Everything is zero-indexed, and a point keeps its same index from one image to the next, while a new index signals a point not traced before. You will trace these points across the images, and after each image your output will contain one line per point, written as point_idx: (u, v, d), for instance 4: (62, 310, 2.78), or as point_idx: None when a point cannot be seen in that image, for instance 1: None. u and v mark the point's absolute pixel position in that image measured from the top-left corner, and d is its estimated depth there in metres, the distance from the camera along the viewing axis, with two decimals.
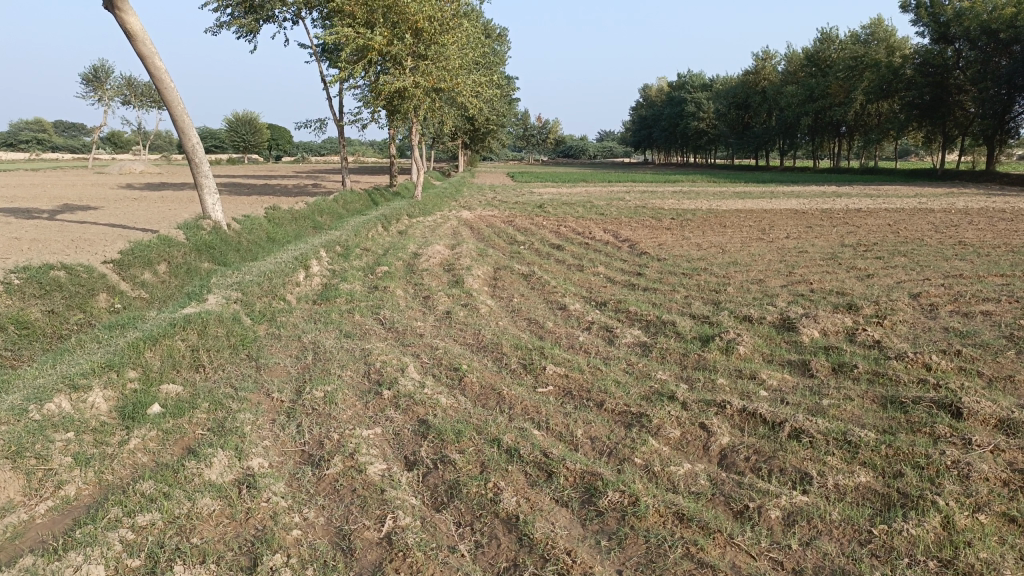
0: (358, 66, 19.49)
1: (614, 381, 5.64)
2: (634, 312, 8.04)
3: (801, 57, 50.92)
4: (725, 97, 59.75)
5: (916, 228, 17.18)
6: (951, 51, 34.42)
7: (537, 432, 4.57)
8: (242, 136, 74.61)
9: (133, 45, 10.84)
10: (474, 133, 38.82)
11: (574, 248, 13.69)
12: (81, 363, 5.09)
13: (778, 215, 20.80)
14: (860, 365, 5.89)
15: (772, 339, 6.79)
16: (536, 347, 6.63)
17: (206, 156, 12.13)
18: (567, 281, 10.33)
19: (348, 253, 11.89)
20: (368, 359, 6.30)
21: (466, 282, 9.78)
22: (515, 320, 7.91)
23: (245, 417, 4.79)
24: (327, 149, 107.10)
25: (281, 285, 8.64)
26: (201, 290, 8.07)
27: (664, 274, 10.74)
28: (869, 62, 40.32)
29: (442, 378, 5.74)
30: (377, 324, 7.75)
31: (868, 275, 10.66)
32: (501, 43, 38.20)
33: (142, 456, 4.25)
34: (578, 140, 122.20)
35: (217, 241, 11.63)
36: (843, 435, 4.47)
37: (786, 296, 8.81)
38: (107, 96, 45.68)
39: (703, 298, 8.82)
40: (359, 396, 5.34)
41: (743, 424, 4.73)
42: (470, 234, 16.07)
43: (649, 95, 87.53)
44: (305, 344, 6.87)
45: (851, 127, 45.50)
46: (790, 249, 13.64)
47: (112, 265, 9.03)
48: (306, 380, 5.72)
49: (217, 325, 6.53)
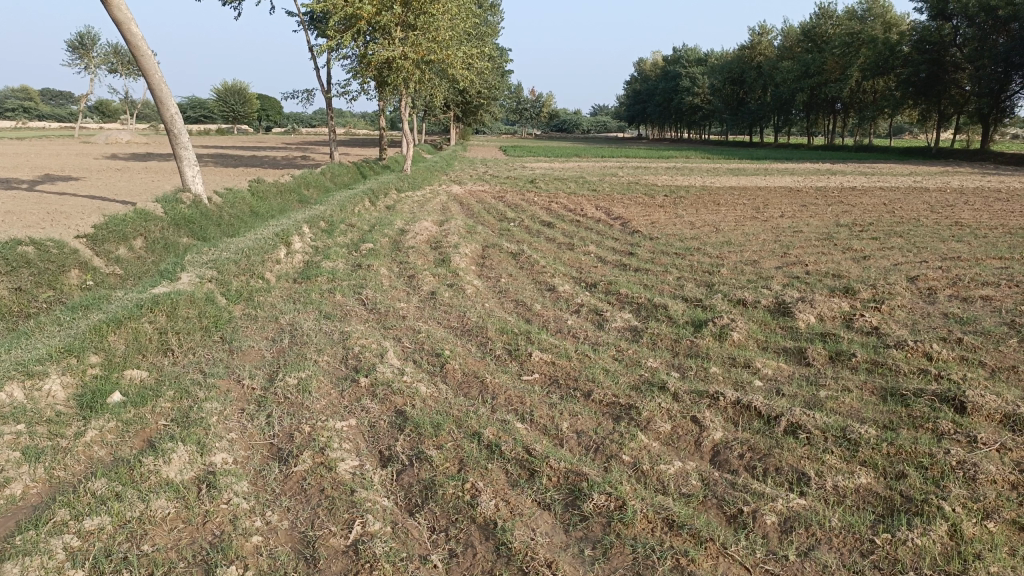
0: (347, 36, 19.03)
1: (602, 368, 5.39)
2: (625, 295, 7.78)
3: (797, 33, 50.38)
4: (719, 72, 59.17)
5: (912, 208, 16.95)
6: (948, 28, 33.98)
7: (519, 425, 4.32)
8: (232, 106, 73.64)
9: (107, 10, 10.38)
10: (466, 106, 38.34)
11: (565, 226, 13.41)
12: (38, 348, 4.80)
13: (772, 193, 20.55)
14: (858, 354, 5.66)
15: (767, 325, 6.56)
16: (522, 331, 6.37)
17: (185, 127, 11.72)
18: (556, 260, 10.06)
19: (332, 229, 11.56)
20: (346, 342, 6.04)
21: (453, 261, 9.51)
22: (502, 301, 7.64)
23: (211, 407, 4.53)
24: (318, 121, 105.90)
25: (260, 263, 8.34)
26: (175, 268, 7.74)
27: (656, 254, 10.48)
28: (866, 38, 39.87)
29: (422, 364, 5.49)
30: (358, 304, 7.47)
31: (865, 256, 10.42)
32: (494, 14, 37.58)
33: (98, 450, 4.00)
34: (571, 115, 121.34)
35: (198, 215, 11.29)
36: (842, 431, 4.24)
37: (781, 278, 8.57)
38: (94, 64, 44.89)
39: (696, 279, 8.56)
40: (334, 383, 5.08)
41: (736, 418, 4.50)
42: (459, 210, 15.75)
43: (644, 69, 86.80)
44: (282, 326, 6.59)
45: (846, 104, 45.09)
46: (784, 228, 13.38)
47: (85, 240, 8.69)
48: (280, 366, 5.45)
49: (189, 306, 6.24)
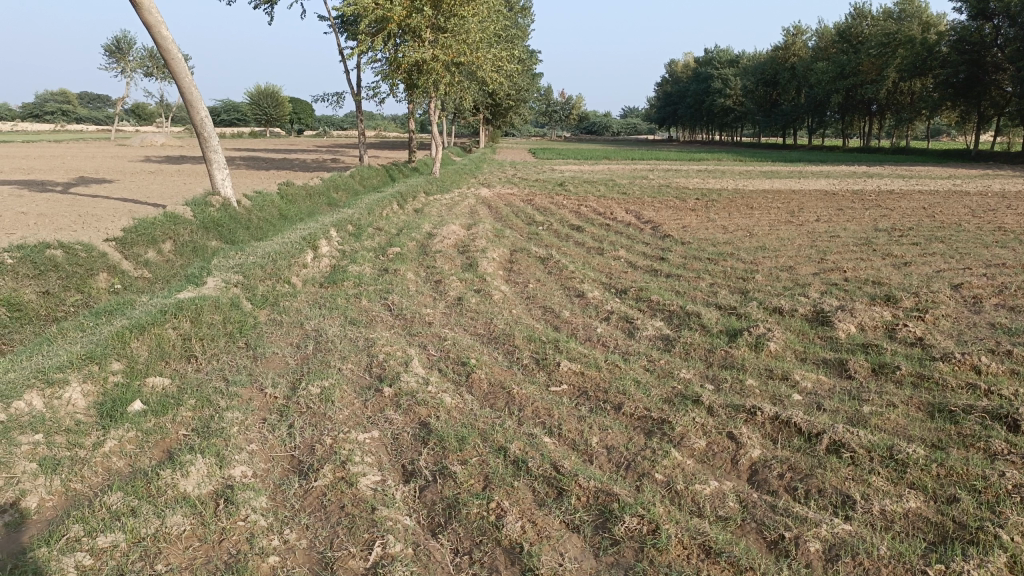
0: (377, 38, 19.05)
1: (634, 380, 5.20)
2: (656, 302, 7.58)
3: (832, 33, 49.59)
4: (752, 74, 58.46)
5: (953, 212, 16.48)
6: (989, 27, 33.13)
7: (547, 440, 4.16)
8: (265, 109, 74.43)
9: (138, 14, 10.42)
10: (496, 108, 38.27)
11: (595, 230, 13.22)
12: (60, 355, 4.76)
13: (807, 196, 20.16)
14: (903, 367, 5.41)
15: (805, 335, 6.32)
16: (551, 340, 6.20)
17: (215, 130, 11.75)
18: (586, 265, 9.88)
19: (360, 233, 11.49)
20: (371, 349, 5.92)
21: (480, 266, 9.39)
22: (530, 308, 7.49)
23: (232, 417, 4.45)
24: (349, 123, 106.76)
25: (286, 267, 8.27)
26: (202, 272, 7.71)
27: (688, 259, 10.27)
28: (903, 38, 39.07)
29: (448, 374, 5.35)
30: (384, 310, 7.36)
31: (905, 263, 10.10)
32: (525, 16, 37.46)
33: (117, 461, 3.93)
34: (601, 117, 120.87)
35: (226, 219, 11.29)
36: (888, 451, 4.03)
37: (819, 285, 8.30)
38: (130, 68, 45.59)
39: (730, 286, 8.34)
40: (358, 393, 4.96)
41: (775, 435, 4.30)
42: (488, 213, 15.60)
43: (674, 71, 86.18)
44: (308, 332, 6.51)
45: (882, 105, 44.25)
46: (820, 233, 13.06)
47: (115, 243, 8.71)
48: (304, 373, 5.36)
49: (214, 312, 6.18)
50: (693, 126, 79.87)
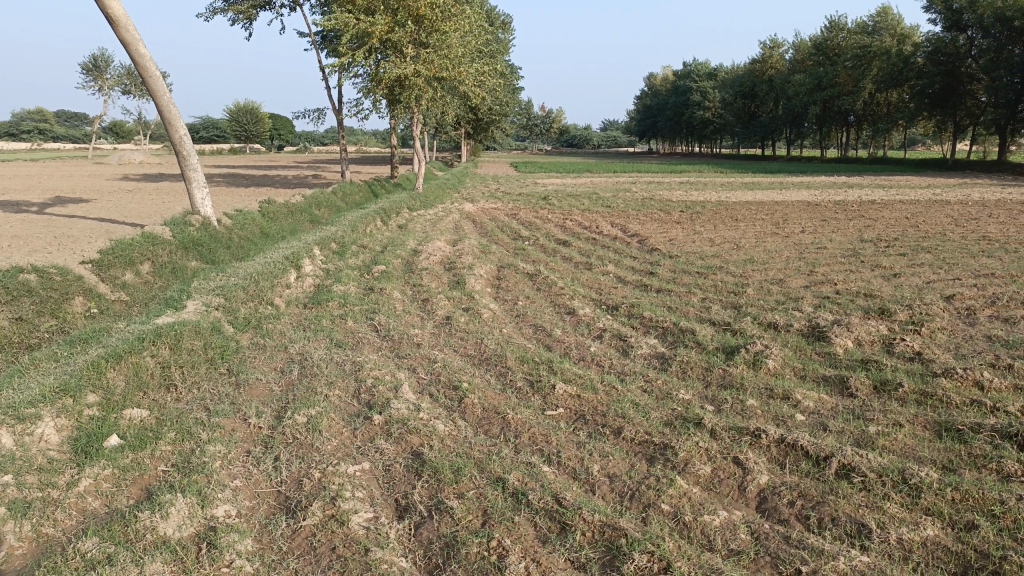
0: (358, 54, 18.91)
1: (632, 402, 5.04)
2: (649, 318, 7.43)
3: (808, 46, 50.10)
4: (731, 86, 58.93)
5: (936, 222, 16.55)
6: (963, 39, 33.63)
7: (546, 469, 3.99)
8: (244, 125, 73.99)
9: (115, 31, 10.20)
10: (477, 123, 38.22)
11: (582, 244, 13.10)
12: (32, 387, 4.53)
13: (790, 207, 20.20)
14: (906, 383, 5.30)
15: (803, 351, 6.20)
16: (544, 360, 6.03)
17: (194, 148, 11.52)
18: (574, 280, 9.74)
19: (344, 251, 11.29)
20: (359, 374, 5.72)
21: (468, 283, 9.21)
22: (521, 326, 7.32)
23: (214, 450, 4.24)
24: (330, 139, 106.44)
25: (269, 288, 8.05)
26: (181, 295, 7.48)
27: (677, 273, 10.16)
28: (878, 50, 39.52)
29: (439, 398, 5.16)
30: (371, 331, 7.15)
31: (895, 274, 10.05)
32: (505, 31, 37.52)
33: (92, 502, 3.72)
34: (582, 131, 121.41)
35: (207, 238, 11.05)
36: (899, 474, 3.90)
37: (811, 299, 8.21)
38: (107, 85, 45.16)
39: (722, 301, 8.22)
40: (346, 421, 4.76)
41: (782, 459, 4.16)
42: (473, 229, 15.44)
43: (653, 84, 86.75)
44: (292, 356, 6.30)
45: (860, 116, 44.69)
46: (807, 244, 13.02)
47: (91, 266, 8.46)
48: (289, 401, 5.15)
49: (194, 337, 5.97)
50: (672, 138, 80.33)
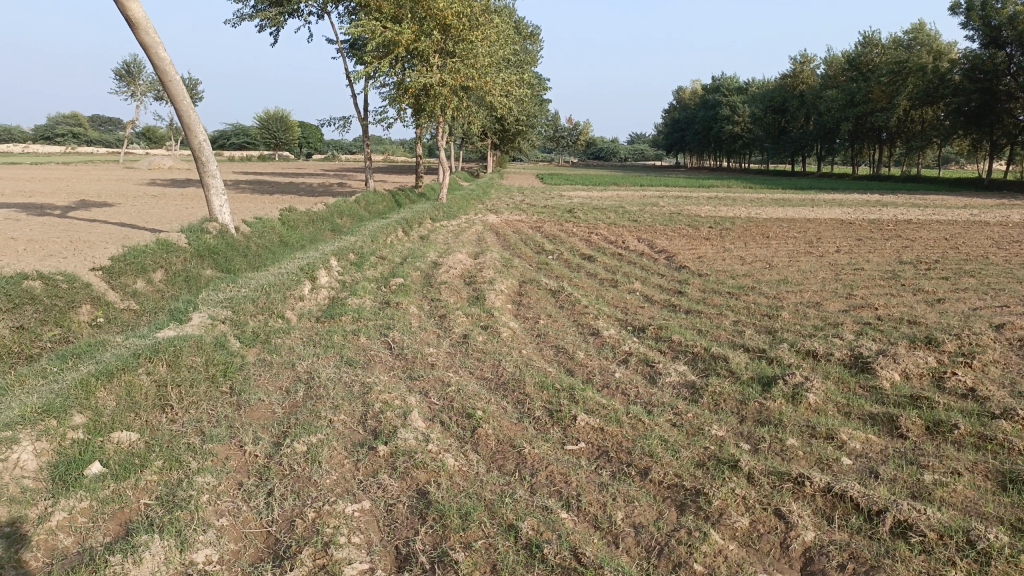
0: (384, 62, 18.72)
1: (661, 438, 4.61)
2: (678, 343, 7.00)
3: (841, 61, 49.30)
4: (761, 101, 58.17)
5: (976, 243, 15.92)
6: (1002, 56, 32.81)
7: (564, 516, 3.60)
8: (274, 132, 74.60)
9: (134, 34, 10.00)
10: (504, 133, 37.99)
11: (607, 260, 12.68)
12: (13, 407, 4.22)
13: (824, 225, 19.66)
14: (963, 425, 4.83)
15: (845, 383, 5.75)
16: (565, 387, 5.60)
17: (213, 154, 11.30)
18: (599, 298, 9.34)
19: (362, 262, 10.98)
20: (366, 397, 5.34)
21: (488, 299, 8.85)
22: (541, 348, 6.91)
23: (203, 483, 3.91)
24: (357, 148, 107.01)
25: (280, 301, 7.74)
26: (188, 306, 7.18)
27: (707, 293, 9.72)
28: (913, 66, 38.66)
29: (451, 428, 4.78)
30: (383, 349, 6.80)
31: (938, 299, 9.54)
32: (534, 42, 37.35)
33: (64, 539, 3.38)
34: (609, 143, 120.96)
35: (223, 246, 10.81)
36: (965, 535, 3.45)
37: (852, 325, 7.72)
38: (140, 91, 45.64)
39: (756, 324, 7.76)
40: (348, 451, 4.39)
41: (829, 511, 3.73)
42: (495, 241, 15.09)
43: (682, 98, 86.17)
44: (299, 374, 5.96)
45: (893, 133, 43.81)
46: (843, 265, 12.51)
47: (101, 273, 8.21)
48: (290, 425, 4.80)
49: (195, 352, 5.65)
50: (700, 153, 79.56)
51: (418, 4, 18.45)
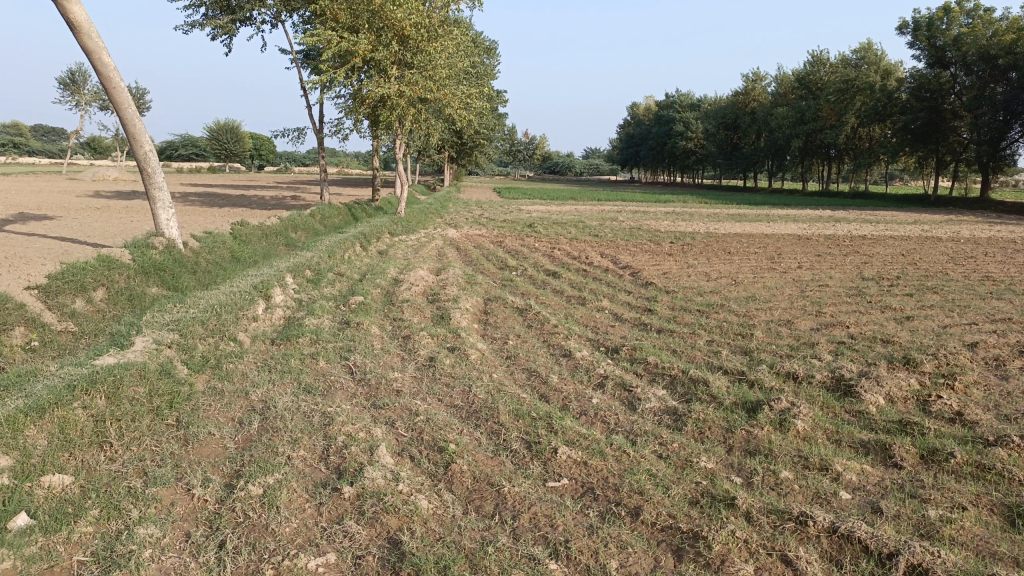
0: (341, 72, 18.28)
1: (649, 472, 4.30)
2: (654, 364, 6.72)
3: (791, 79, 50.32)
4: (714, 118, 59.05)
5: (933, 259, 16.13)
6: (946, 75, 33.82)
7: (554, 567, 3.26)
8: (225, 144, 73.25)
9: (76, 38, 9.41)
10: (462, 146, 37.69)
11: (572, 276, 12.42)
12: None
13: (782, 240, 19.75)
14: (958, 453, 4.64)
15: (830, 409, 5.53)
16: (542, 416, 5.26)
17: (160, 165, 10.73)
18: (567, 316, 9.05)
19: (318, 279, 10.52)
20: (328, 430, 4.92)
21: (453, 318, 8.48)
22: (512, 371, 6.56)
23: (147, 535, 3.47)
24: (311, 160, 105.58)
25: (231, 322, 7.25)
26: (129, 328, 6.64)
27: (676, 310, 9.52)
28: (862, 85, 39.53)
29: (422, 463, 4.40)
30: (345, 374, 6.38)
31: (907, 316, 9.49)
32: (491, 57, 37.30)
33: None
34: (564, 158, 121.72)
35: (171, 262, 10.24)
36: None
37: (827, 344, 7.56)
38: (85, 100, 44.19)
39: (730, 344, 7.54)
40: (310, 494, 3.97)
41: (837, 555, 3.46)
42: (457, 257, 14.71)
43: (636, 113, 87.15)
44: (253, 404, 5.52)
45: (842, 150, 44.78)
46: (808, 281, 12.47)
47: (36, 292, 7.63)
48: (244, 463, 4.37)
49: (138, 382, 5.16)
50: (654, 168, 80.47)
51: (376, 14, 18.05)
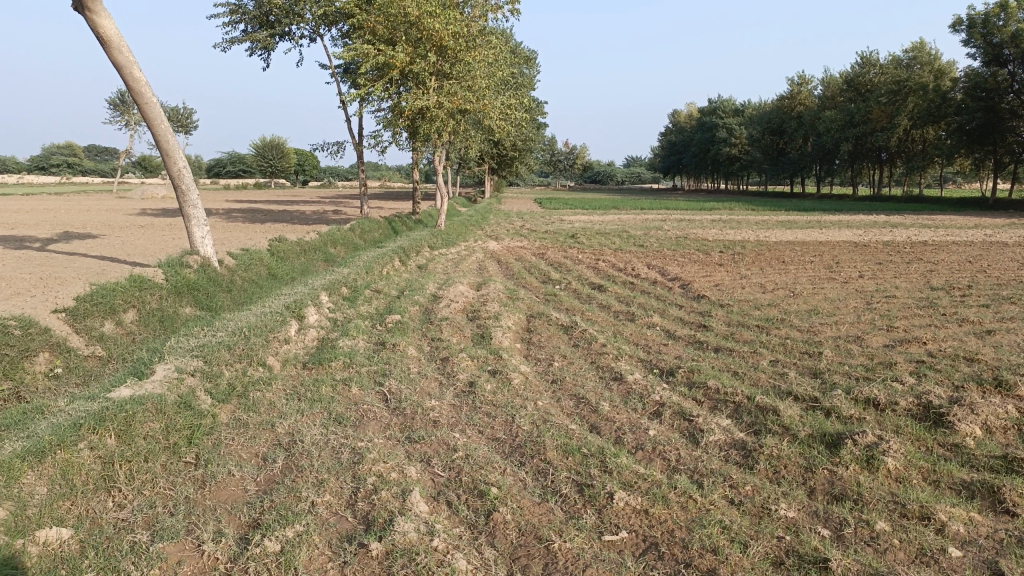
0: (379, 85, 18.04)
1: (722, 524, 3.72)
2: (715, 390, 6.10)
3: (839, 82, 48.86)
4: (759, 123, 57.71)
5: (1002, 266, 15.11)
6: (1004, 74, 32.28)
7: None
8: (270, 160, 74.40)
9: (106, 52, 9.20)
10: (502, 157, 37.33)
11: (618, 289, 11.84)
12: None
13: (837, 247, 18.87)
14: None
15: (922, 443, 4.88)
16: (594, 452, 4.71)
17: (193, 181, 10.48)
18: (617, 334, 8.48)
19: (355, 296, 10.12)
20: (356, 470, 4.44)
21: (495, 338, 7.98)
22: (559, 398, 6.01)
23: None
24: (353, 174, 106.49)
25: (260, 346, 6.86)
26: (152, 356, 6.28)
27: (734, 326, 8.88)
28: (915, 85, 38.05)
29: (460, 511, 3.90)
30: (378, 402, 5.91)
31: (988, 330, 8.68)
32: (530, 67, 36.90)
33: None
34: (605, 168, 120.75)
35: (205, 281, 9.96)
36: None
37: (905, 364, 6.85)
38: (134, 120, 45.05)
39: (797, 365, 6.89)
40: (333, 551, 3.50)
41: None
42: (498, 270, 14.26)
43: (678, 120, 85.98)
44: (279, 437, 5.08)
45: (893, 154, 43.24)
46: (872, 292, 11.69)
47: (64, 315, 7.33)
48: (263, 510, 3.92)
49: (153, 418, 4.76)
50: (697, 175, 79.16)
51: (413, 25, 17.77)
